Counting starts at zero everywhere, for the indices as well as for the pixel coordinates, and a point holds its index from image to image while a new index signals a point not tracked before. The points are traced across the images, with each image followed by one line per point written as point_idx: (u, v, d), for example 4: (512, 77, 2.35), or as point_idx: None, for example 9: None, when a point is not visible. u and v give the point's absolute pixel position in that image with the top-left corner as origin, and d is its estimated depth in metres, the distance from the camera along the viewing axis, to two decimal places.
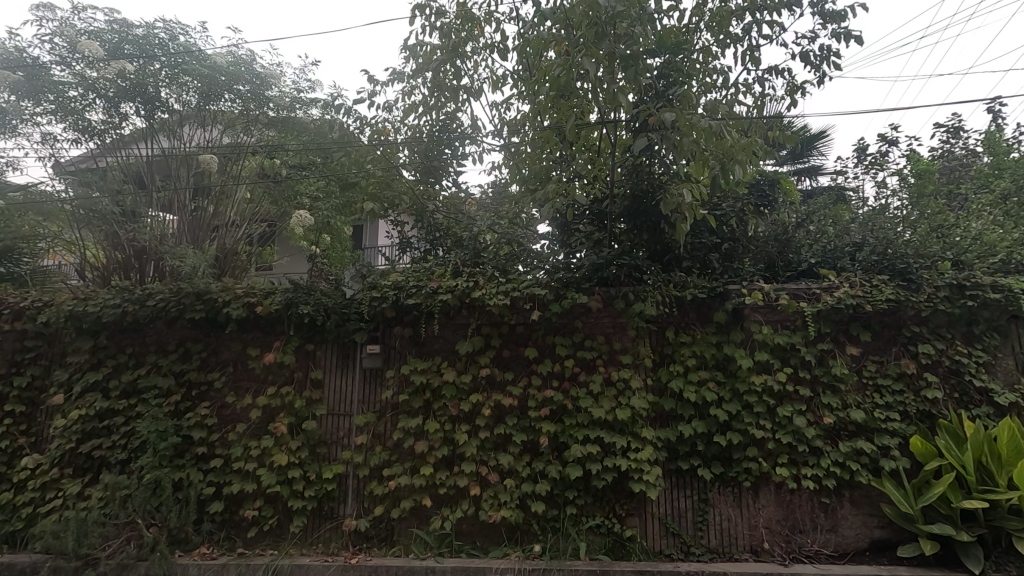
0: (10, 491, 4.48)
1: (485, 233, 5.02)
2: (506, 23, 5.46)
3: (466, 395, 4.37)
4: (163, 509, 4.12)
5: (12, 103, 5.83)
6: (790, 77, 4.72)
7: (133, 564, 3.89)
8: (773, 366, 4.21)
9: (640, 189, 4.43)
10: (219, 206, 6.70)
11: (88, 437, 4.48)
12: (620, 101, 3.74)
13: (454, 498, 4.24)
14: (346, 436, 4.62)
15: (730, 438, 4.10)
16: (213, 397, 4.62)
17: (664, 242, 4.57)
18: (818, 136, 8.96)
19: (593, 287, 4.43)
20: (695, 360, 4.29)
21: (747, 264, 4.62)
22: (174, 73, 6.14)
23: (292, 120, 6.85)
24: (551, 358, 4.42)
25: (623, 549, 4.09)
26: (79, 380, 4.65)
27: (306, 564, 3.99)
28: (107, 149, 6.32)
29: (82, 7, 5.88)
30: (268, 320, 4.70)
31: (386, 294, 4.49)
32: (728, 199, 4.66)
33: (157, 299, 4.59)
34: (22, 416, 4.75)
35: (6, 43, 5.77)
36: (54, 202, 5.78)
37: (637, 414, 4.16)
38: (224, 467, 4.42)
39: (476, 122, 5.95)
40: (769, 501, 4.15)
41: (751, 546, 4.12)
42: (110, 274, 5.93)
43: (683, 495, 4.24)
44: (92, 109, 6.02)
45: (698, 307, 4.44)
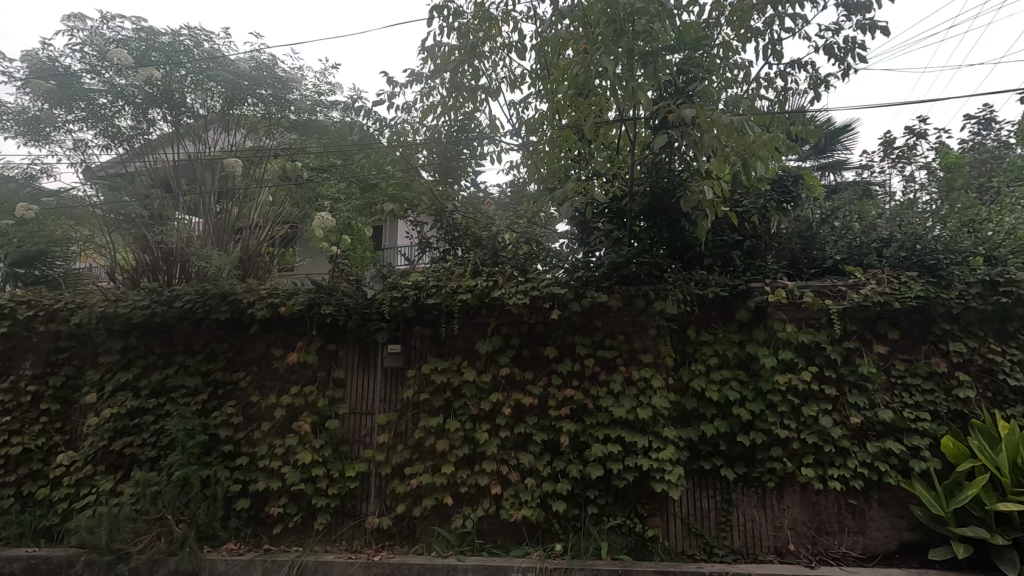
0: (46, 487, 4.64)
1: (504, 233, 4.94)
2: (523, 22, 5.46)
3: (486, 394, 4.38)
4: (192, 505, 4.23)
5: (45, 111, 6.01)
6: (813, 70, 4.64)
7: (164, 559, 4.03)
8: (797, 365, 4.13)
9: (660, 187, 4.39)
10: (243, 208, 6.84)
11: (120, 435, 4.60)
12: (640, 98, 3.70)
13: (475, 497, 4.26)
14: (367, 435, 4.67)
15: (754, 438, 4.05)
16: (238, 396, 4.71)
17: (685, 239, 4.53)
18: (842, 130, 8.76)
19: (613, 286, 4.41)
20: (717, 359, 4.23)
21: (770, 262, 4.55)
22: (199, 79, 6.29)
23: (314, 123, 6.99)
24: (571, 357, 4.41)
25: (645, 549, 4.06)
26: (111, 379, 4.79)
27: (330, 562, 4.05)
28: (135, 154, 6.49)
29: (111, 17, 6.07)
30: (291, 320, 4.76)
31: (407, 294, 4.52)
32: (750, 196, 4.58)
33: (184, 300, 4.69)
34: (57, 414, 4.90)
35: (40, 53, 5.97)
36: (83, 207, 6.05)
37: (658, 414, 4.12)
38: (250, 464, 4.50)
39: (494, 122, 5.99)
40: (794, 502, 4.08)
41: (776, 547, 4.06)
42: (139, 277, 5.99)
43: (705, 495, 4.20)
44: (121, 115, 6.16)
45: (720, 305, 4.38)
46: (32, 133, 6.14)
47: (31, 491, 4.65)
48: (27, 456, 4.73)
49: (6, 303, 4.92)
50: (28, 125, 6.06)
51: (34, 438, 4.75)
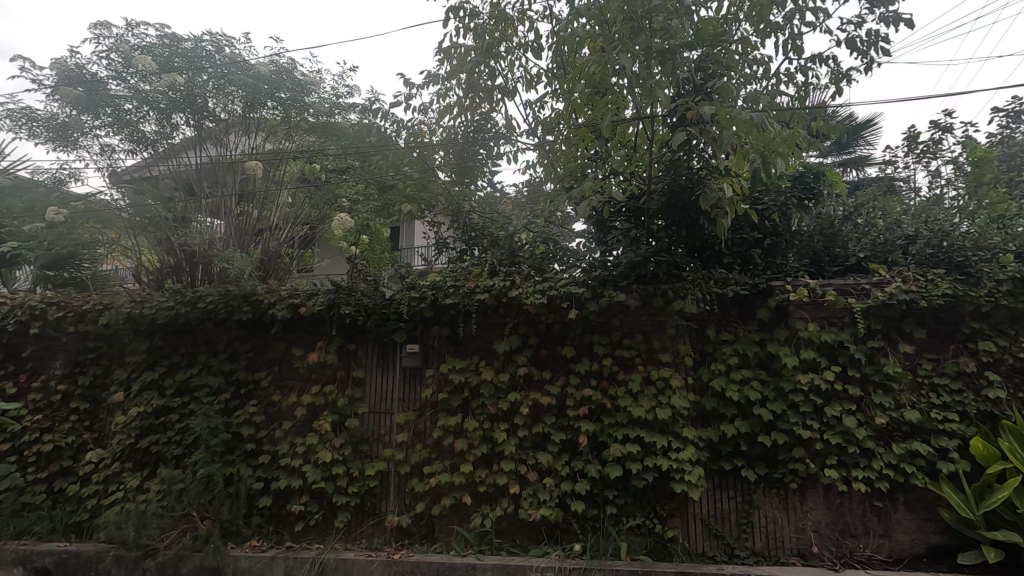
0: (76, 484, 4.76)
1: (521, 233, 4.94)
2: (539, 21, 5.47)
3: (504, 394, 4.39)
4: (216, 503, 4.31)
5: (74, 117, 6.19)
6: (835, 65, 4.56)
7: (188, 555, 4.13)
8: (819, 365, 4.07)
9: (678, 185, 4.34)
10: (263, 210, 6.87)
11: (146, 433, 4.70)
12: (658, 96, 3.67)
13: (493, 497, 4.27)
14: (386, 435, 4.71)
15: (775, 438, 3.99)
16: (260, 395, 4.78)
17: (705, 237, 4.49)
18: (865, 124, 8.59)
19: (631, 285, 4.38)
20: (737, 359, 4.18)
21: (791, 260, 4.48)
22: (221, 84, 6.41)
23: (332, 125, 6.99)
24: (589, 357, 4.40)
25: (664, 550, 4.04)
26: (137, 378, 4.89)
27: (351, 560, 4.09)
28: (159, 157, 6.63)
29: (135, 24, 6.20)
30: (311, 321, 4.82)
31: (425, 294, 4.55)
32: (770, 193, 4.52)
33: (207, 300, 4.78)
34: (86, 413, 5.02)
35: (68, 61, 6.13)
36: (111, 211, 6.09)
37: (677, 414, 4.09)
38: (272, 463, 4.56)
39: (511, 122, 5.99)
40: (818, 504, 4.01)
41: (799, 550, 4.01)
42: (163, 278, 6.14)
43: (726, 496, 4.16)
44: (145, 120, 6.31)
45: (740, 304, 4.34)
46: (61, 139, 6.32)
47: (61, 487, 4.78)
48: (57, 453, 4.87)
49: (38, 304, 5.06)
50: (58, 131, 6.24)
51: (64, 436, 4.88)
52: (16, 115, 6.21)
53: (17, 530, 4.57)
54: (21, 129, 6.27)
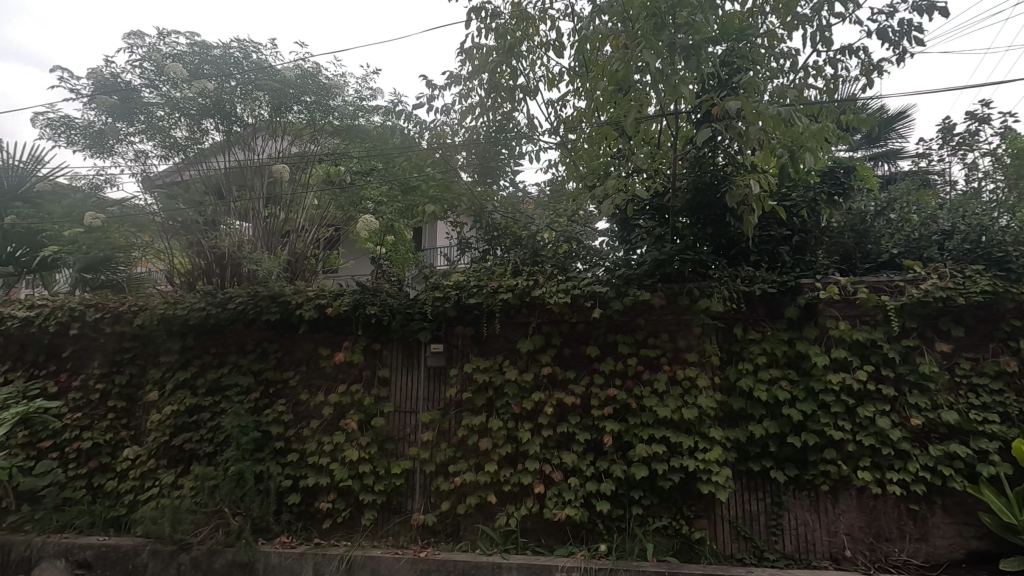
0: (114, 479, 4.93)
1: (543, 232, 4.97)
2: (561, 20, 5.45)
3: (529, 393, 4.39)
4: (246, 499, 4.41)
5: (109, 125, 6.42)
6: (865, 56, 4.44)
7: (221, 550, 4.25)
8: (851, 364, 3.96)
9: (703, 182, 4.29)
10: (291, 212, 6.90)
11: (179, 431, 4.83)
12: (682, 92, 3.61)
13: (518, 496, 4.28)
14: (412, 433, 4.76)
15: (805, 439, 3.91)
16: (288, 394, 4.87)
17: (730, 235, 4.42)
18: (897, 117, 8.35)
19: (655, 284, 4.34)
20: (765, 358, 4.10)
21: (820, 257, 4.39)
22: (248, 89, 6.56)
23: (356, 128, 7.14)
24: (613, 356, 4.38)
25: (691, 551, 4.00)
26: (171, 378, 5.03)
27: (378, 557, 4.14)
28: (190, 162, 6.80)
29: (167, 33, 6.40)
30: (337, 321, 4.89)
31: (449, 294, 4.57)
32: (798, 189, 4.44)
33: (237, 301, 4.89)
34: (123, 411, 5.17)
35: (103, 70, 6.34)
36: (145, 214, 6.46)
37: (704, 414, 4.04)
38: (300, 460, 4.65)
39: (532, 121, 5.98)
40: (850, 507, 3.92)
41: (831, 553, 3.93)
42: (195, 280, 6.19)
43: (754, 497, 4.10)
44: (177, 126, 6.50)
45: (768, 303, 4.26)
46: (97, 146, 6.59)
47: (100, 483, 4.94)
48: (96, 450, 5.03)
49: (77, 306, 5.23)
50: (94, 138, 6.50)
51: (102, 433, 5.04)
52: (56, 123, 6.51)
53: (59, 524, 4.74)
54: (61, 136, 6.56)
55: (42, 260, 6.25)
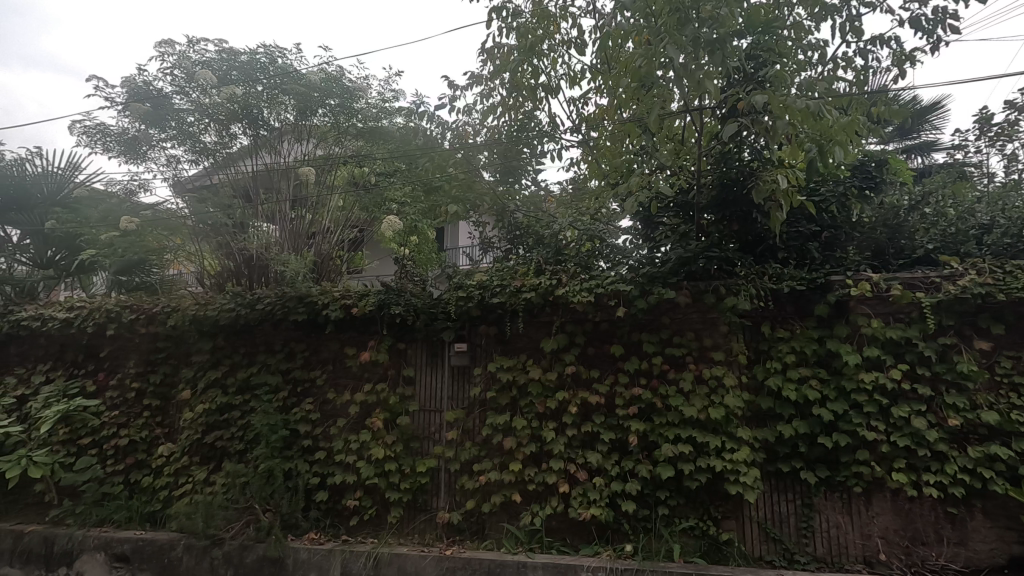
0: (149, 476, 5.08)
1: (566, 230, 4.96)
2: (582, 17, 5.43)
3: (552, 393, 4.38)
4: (276, 496, 4.50)
5: (143, 132, 6.64)
6: (897, 46, 4.32)
7: (252, 545, 4.36)
8: (884, 363, 3.85)
9: (729, 178, 4.22)
10: (317, 214, 7.01)
11: (211, 428, 4.96)
12: (706, 87, 3.57)
13: (543, 495, 4.28)
14: (437, 432, 4.80)
15: (837, 440, 3.81)
16: (315, 393, 4.95)
17: (757, 232, 4.34)
18: (930, 108, 8.10)
19: (681, 282, 4.28)
20: (795, 356, 4.01)
21: (851, 253, 4.28)
22: (274, 93, 6.71)
23: (379, 130, 7.21)
24: (637, 355, 4.34)
25: (719, 553, 3.95)
26: (202, 377, 5.16)
27: (404, 554, 4.18)
28: (218, 166, 6.92)
29: (197, 40, 6.59)
30: (363, 320, 4.95)
31: (472, 294, 4.58)
32: (827, 184, 4.34)
33: (265, 302, 4.98)
34: (157, 409, 5.32)
35: (136, 78, 6.54)
36: (177, 218, 6.54)
37: (731, 414, 3.98)
38: (327, 458, 4.72)
39: (554, 120, 6.00)
40: (884, 509, 3.82)
41: (864, 556, 3.84)
42: (223, 281, 6.39)
43: (784, 498, 4.02)
44: (206, 131, 6.68)
45: (797, 300, 4.17)
46: (131, 152, 6.82)
47: (136, 479, 5.10)
48: (133, 447, 5.19)
49: (113, 307, 5.39)
50: (129, 145, 6.74)
51: (138, 430, 5.20)
52: (92, 131, 6.75)
53: (98, 518, 4.90)
54: (97, 144, 6.81)
55: (80, 262, 6.55)
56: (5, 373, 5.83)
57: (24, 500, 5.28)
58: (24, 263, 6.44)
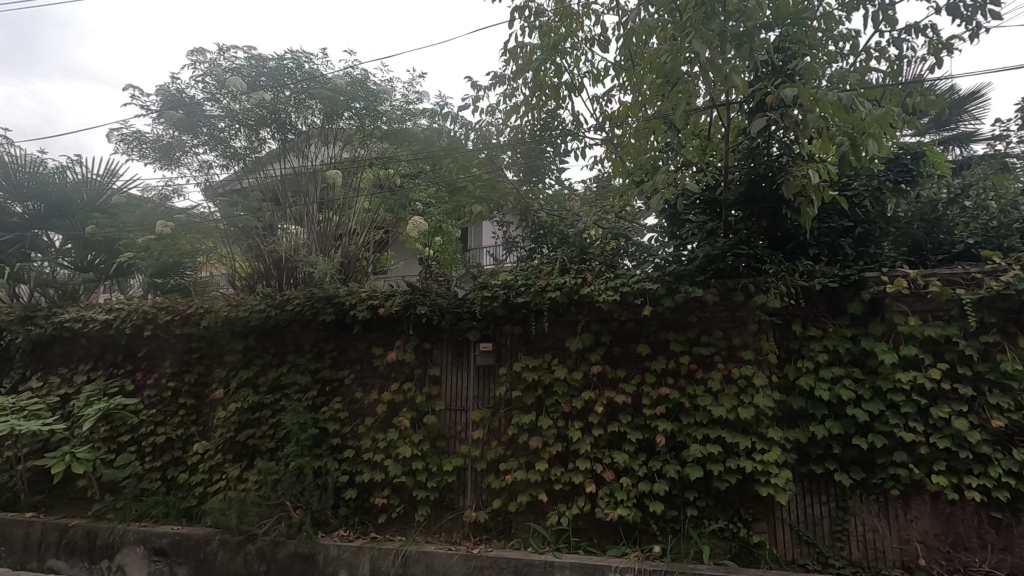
0: (185, 472, 5.23)
1: (590, 229, 4.94)
2: (605, 14, 5.39)
3: (578, 392, 4.37)
4: (306, 493, 4.60)
5: (176, 138, 6.85)
6: (933, 34, 4.17)
7: (285, 541, 4.46)
8: (923, 362, 3.72)
9: (757, 174, 4.14)
10: (342, 216, 7.02)
11: (244, 427, 5.08)
12: (734, 81, 3.52)
13: (570, 495, 4.27)
14: (463, 431, 4.83)
15: (872, 441, 3.71)
16: (343, 393, 5.02)
17: (787, 227, 4.25)
18: (969, 98, 7.82)
19: (708, 280, 4.23)
20: (827, 355, 3.91)
21: (886, 249, 4.16)
22: (302, 98, 6.84)
23: (404, 132, 7.30)
24: (665, 354, 4.29)
25: (750, 555, 3.89)
26: (235, 377, 5.28)
27: (432, 552, 4.21)
28: (248, 170, 7.10)
29: (226, 48, 6.77)
30: (390, 321, 5.01)
31: (497, 294, 4.58)
32: (860, 177, 4.23)
33: (294, 303, 5.08)
34: (192, 408, 5.47)
35: (169, 86, 6.73)
36: (210, 222, 6.75)
37: (761, 414, 3.91)
38: (356, 457, 4.79)
39: (578, 118, 5.99)
40: (924, 513, 3.70)
41: (903, 562, 3.72)
42: (254, 283, 6.46)
43: (817, 501, 3.94)
44: (236, 136, 6.85)
45: (830, 298, 4.06)
46: (165, 158, 7.03)
47: (173, 475, 5.26)
48: (169, 444, 5.35)
49: (149, 309, 5.56)
50: (163, 151, 6.95)
51: (174, 428, 5.36)
52: (129, 138, 6.99)
53: (137, 513, 5.06)
54: (133, 151, 7.05)
55: (118, 266, 6.74)
56: (50, 373, 6.06)
57: (68, 494, 5.56)
58: (66, 267, 6.64)
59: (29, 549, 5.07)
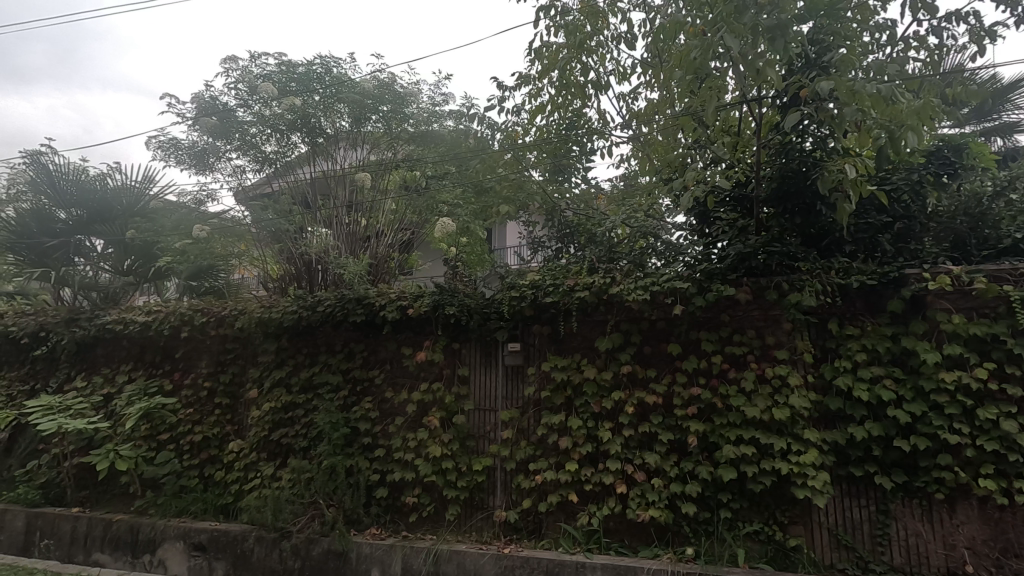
0: (221, 469, 5.35)
1: (618, 228, 4.92)
2: (631, 11, 5.36)
3: (608, 392, 4.34)
4: (339, 492, 4.68)
5: (211, 144, 7.07)
6: (976, 21, 4.02)
7: (318, 538, 4.54)
8: (968, 362, 3.59)
9: (789, 170, 4.05)
10: (370, 218, 7.05)
11: (277, 426, 5.18)
12: (767, 75, 3.45)
13: (600, 495, 4.25)
14: (492, 431, 4.84)
15: (915, 443, 3.58)
16: (374, 392, 5.08)
17: (822, 224, 4.14)
18: (1012, 86, 7.52)
19: (740, 278, 4.15)
20: (866, 355, 3.81)
21: (927, 245, 4.02)
22: (330, 102, 6.96)
23: (430, 134, 7.36)
24: (696, 354, 4.23)
25: (787, 559, 3.81)
26: (268, 377, 5.40)
27: (463, 552, 4.23)
28: (278, 174, 7.30)
29: (258, 55, 6.91)
30: (419, 321, 5.06)
31: (526, 294, 4.58)
32: (899, 171, 4.11)
33: (325, 304, 5.16)
34: (227, 407, 5.60)
35: (204, 93, 6.92)
36: (242, 226, 7.06)
37: (797, 414, 3.83)
38: (387, 456, 4.84)
39: (603, 117, 5.98)
40: (971, 518, 3.57)
41: (948, 567, 3.61)
42: (285, 285, 6.59)
43: (857, 504, 3.85)
44: (268, 141, 7.06)
45: (867, 296, 3.95)
46: (200, 164, 7.25)
47: (210, 473, 5.39)
48: (206, 442, 5.49)
49: (186, 311, 5.71)
50: (198, 157, 7.17)
51: (211, 427, 5.49)
52: (166, 145, 7.19)
53: (177, 510, 5.21)
54: (170, 157, 7.25)
55: (156, 270, 6.91)
56: (94, 373, 6.27)
57: (112, 491, 5.71)
58: (106, 270, 6.82)
59: (75, 542, 5.27)
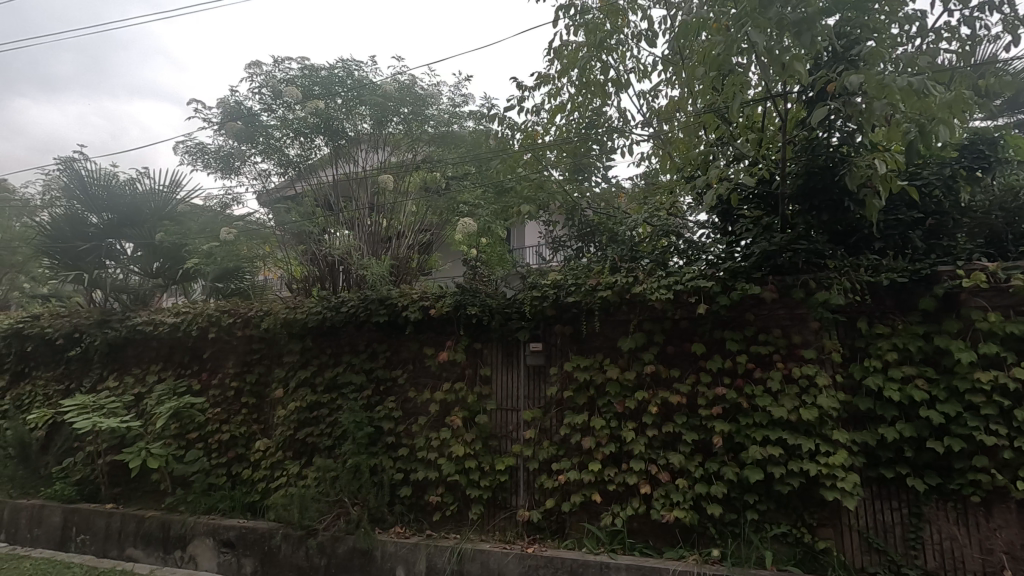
0: (249, 468, 5.46)
1: (640, 227, 4.91)
2: (652, 8, 5.31)
3: (631, 392, 4.31)
4: (363, 490, 4.73)
5: (236, 148, 7.22)
6: (1010, 10, 3.91)
7: (344, 536, 4.60)
8: (1005, 361, 3.48)
9: (816, 166, 3.98)
10: (392, 219, 7.14)
11: (302, 425, 5.26)
12: (794, 71, 3.38)
13: (624, 496, 4.23)
14: (514, 431, 4.84)
15: (949, 445, 3.49)
16: (397, 392, 5.13)
17: (849, 221, 4.07)
18: None
19: (766, 277, 4.09)
20: (896, 355, 3.73)
21: (961, 240, 3.91)
22: (352, 104, 7.05)
23: (451, 135, 7.33)
24: (721, 354, 4.18)
25: (815, 561, 3.75)
26: (293, 376, 5.48)
27: (487, 551, 4.25)
28: (301, 176, 7.44)
29: (281, 60, 7.05)
30: (440, 321, 5.09)
31: (547, 293, 4.57)
32: (930, 166, 4.02)
33: (349, 305, 5.23)
34: (254, 407, 5.70)
35: (229, 98, 7.06)
36: (267, 228, 7.25)
37: (825, 415, 3.75)
38: (410, 455, 4.88)
39: (624, 115, 5.95)
40: (1009, 522, 3.46)
41: (984, 572, 3.51)
42: (308, 287, 6.69)
43: (888, 507, 3.76)
44: (291, 144, 7.19)
45: (898, 293, 3.86)
46: (226, 168, 7.41)
47: (237, 471, 5.50)
48: (233, 441, 5.60)
49: (213, 312, 5.84)
50: (224, 161, 7.32)
51: (238, 427, 5.60)
52: (193, 150, 7.36)
53: (205, 507, 5.31)
54: (197, 161, 7.42)
55: (184, 272, 7.06)
56: (125, 373, 6.44)
57: (143, 488, 5.76)
58: (136, 273, 7.00)
59: (110, 538, 5.43)
